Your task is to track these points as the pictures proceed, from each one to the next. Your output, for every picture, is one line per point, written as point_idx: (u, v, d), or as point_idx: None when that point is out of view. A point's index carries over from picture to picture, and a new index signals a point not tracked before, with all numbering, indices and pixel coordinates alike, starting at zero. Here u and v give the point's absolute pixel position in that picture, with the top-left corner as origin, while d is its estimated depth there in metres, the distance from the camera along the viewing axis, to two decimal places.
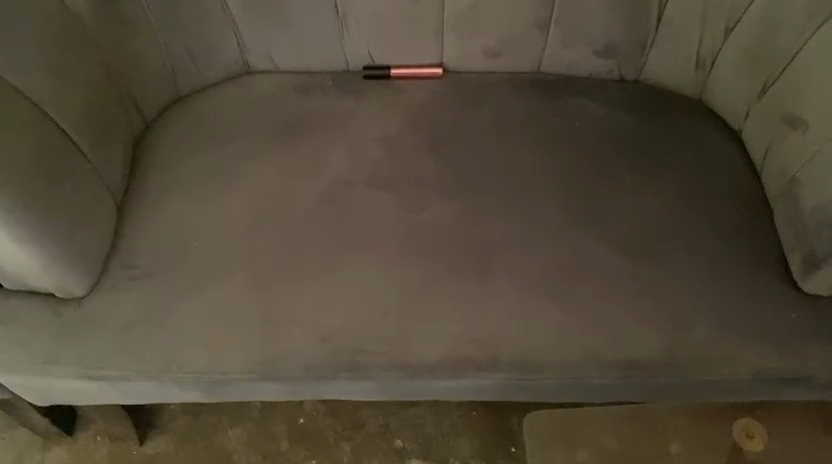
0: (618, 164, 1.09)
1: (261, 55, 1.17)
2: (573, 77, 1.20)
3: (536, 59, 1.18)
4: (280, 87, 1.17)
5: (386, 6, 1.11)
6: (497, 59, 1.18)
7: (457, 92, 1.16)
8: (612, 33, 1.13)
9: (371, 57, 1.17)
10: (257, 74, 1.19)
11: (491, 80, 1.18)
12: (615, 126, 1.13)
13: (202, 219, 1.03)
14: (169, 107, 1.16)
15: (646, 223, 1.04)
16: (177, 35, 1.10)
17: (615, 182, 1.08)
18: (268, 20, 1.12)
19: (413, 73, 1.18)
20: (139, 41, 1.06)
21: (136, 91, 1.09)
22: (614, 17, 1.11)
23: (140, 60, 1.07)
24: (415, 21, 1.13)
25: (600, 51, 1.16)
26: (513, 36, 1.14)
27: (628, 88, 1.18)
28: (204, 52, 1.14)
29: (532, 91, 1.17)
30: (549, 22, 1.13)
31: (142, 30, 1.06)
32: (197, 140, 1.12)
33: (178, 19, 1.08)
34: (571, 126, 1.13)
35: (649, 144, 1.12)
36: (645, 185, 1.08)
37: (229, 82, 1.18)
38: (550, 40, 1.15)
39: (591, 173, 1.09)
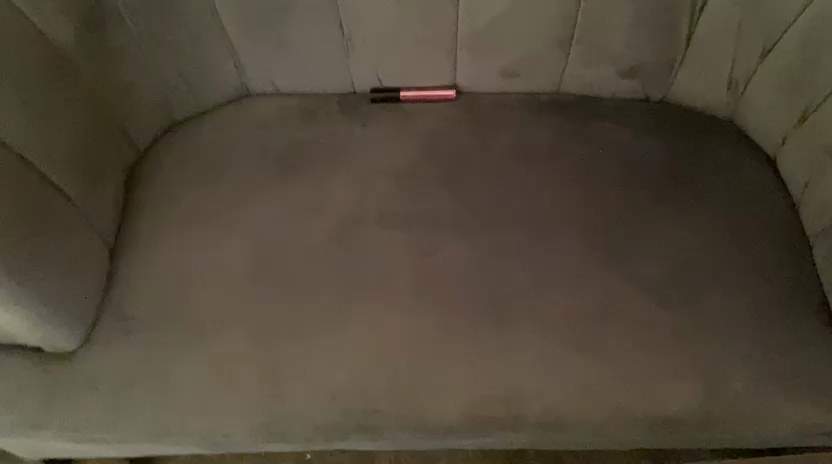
0: (645, 196, 1.01)
1: (261, 78, 1.09)
2: (594, 97, 1.12)
3: (556, 79, 1.10)
4: (282, 113, 1.09)
5: (395, 26, 1.03)
6: (514, 80, 1.10)
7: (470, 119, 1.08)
8: (638, 52, 1.05)
9: (379, 79, 1.10)
10: (256, 99, 1.11)
11: (507, 103, 1.10)
12: (640, 153, 1.05)
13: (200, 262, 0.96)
14: (163, 135, 1.08)
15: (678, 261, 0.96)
16: (170, 61, 1.01)
17: (642, 213, 1.00)
18: (267, 42, 1.04)
19: (424, 96, 1.10)
20: (128, 71, 0.98)
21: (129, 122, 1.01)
22: (641, 36, 1.03)
23: (130, 91, 0.99)
24: (426, 42, 1.05)
25: (625, 72, 1.08)
26: (531, 56, 1.06)
27: (653, 109, 1.10)
28: (199, 77, 1.05)
29: (551, 115, 1.09)
30: (570, 41, 1.05)
31: (132, 58, 0.98)
32: (189, 175, 1.03)
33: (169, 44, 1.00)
34: (594, 152, 1.05)
35: (678, 172, 1.04)
36: (674, 217, 1.00)
37: (226, 107, 1.10)
38: (571, 60, 1.07)
39: (618, 204, 1.01)
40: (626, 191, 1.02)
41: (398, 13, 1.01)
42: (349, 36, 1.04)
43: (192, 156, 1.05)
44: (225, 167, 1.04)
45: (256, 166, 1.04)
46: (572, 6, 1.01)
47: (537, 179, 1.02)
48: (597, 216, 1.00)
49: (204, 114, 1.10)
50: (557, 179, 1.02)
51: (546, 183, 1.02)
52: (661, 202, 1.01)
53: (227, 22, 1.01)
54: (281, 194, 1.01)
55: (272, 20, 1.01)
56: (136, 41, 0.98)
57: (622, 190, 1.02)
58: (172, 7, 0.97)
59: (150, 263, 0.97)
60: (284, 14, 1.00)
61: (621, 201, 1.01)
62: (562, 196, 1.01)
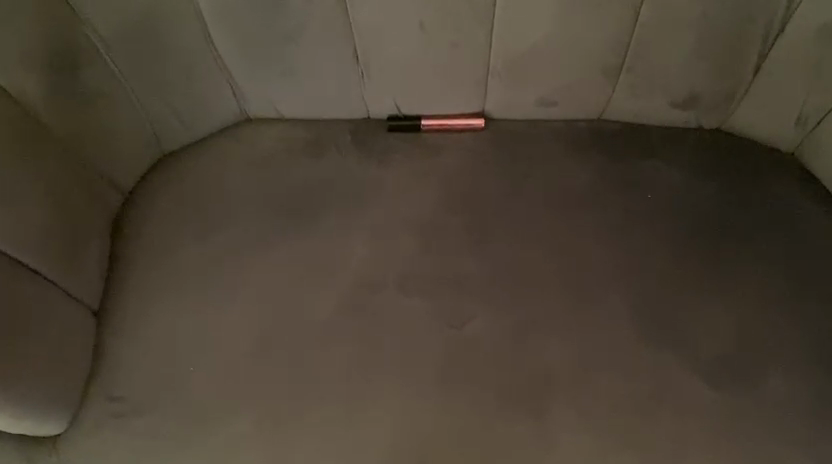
0: (696, 254, 0.90)
1: (261, 105, 0.95)
2: (640, 127, 0.98)
3: (599, 108, 0.96)
4: (286, 146, 0.96)
5: (418, 52, 0.88)
6: (551, 110, 0.96)
7: (500, 157, 0.95)
8: (695, 83, 0.91)
9: (396, 107, 0.96)
10: (258, 124, 0.98)
11: (542, 135, 0.97)
12: (691, 201, 0.93)
13: (199, 334, 0.87)
14: (147, 174, 0.95)
15: (735, 335, 0.85)
16: (155, 95, 0.88)
17: (693, 275, 0.89)
18: (269, 69, 0.90)
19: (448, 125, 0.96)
20: (112, 113, 0.86)
21: (111, 171, 0.88)
22: (701, 66, 0.89)
23: (114, 135, 0.87)
24: (453, 69, 0.90)
25: (680, 102, 0.93)
26: (571, 86, 0.92)
27: (706, 143, 0.97)
28: (191, 109, 0.92)
29: (592, 152, 0.96)
30: (619, 69, 0.91)
31: (112, 100, 0.85)
32: (185, 226, 0.92)
33: (152, 78, 0.86)
34: (640, 200, 0.93)
35: (733, 224, 0.92)
36: (728, 281, 0.89)
37: (224, 137, 0.97)
38: (618, 89, 0.93)
39: (666, 268, 0.89)
40: (674, 247, 0.90)
41: (421, 39, 0.87)
42: (365, 65, 0.90)
43: (185, 200, 0.93)
44: (225, 217, 0.92)
45: (259, 213, 0.92)
46: (623, 34, 0.87)
47: (574, 234, 0.91)
48: (644, 279, 0.89)
49: (195, 146, 0.96)
50: (597, 234, 0.91)
51: (584, 237, 0.91)
52: (715, 262, 0.89)
53: (220, 43, 0.87)
54: (286, 249, 0.91)
55: (276, 45, 0.87)
56: (116, 78, 0.84)
57: (670, 246, 0.90)
58: (157, 36, 0.83)
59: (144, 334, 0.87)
60: (292, 40, 0.87)
61: (669, 261, 0.89)
62: (605, 255, 0.90)
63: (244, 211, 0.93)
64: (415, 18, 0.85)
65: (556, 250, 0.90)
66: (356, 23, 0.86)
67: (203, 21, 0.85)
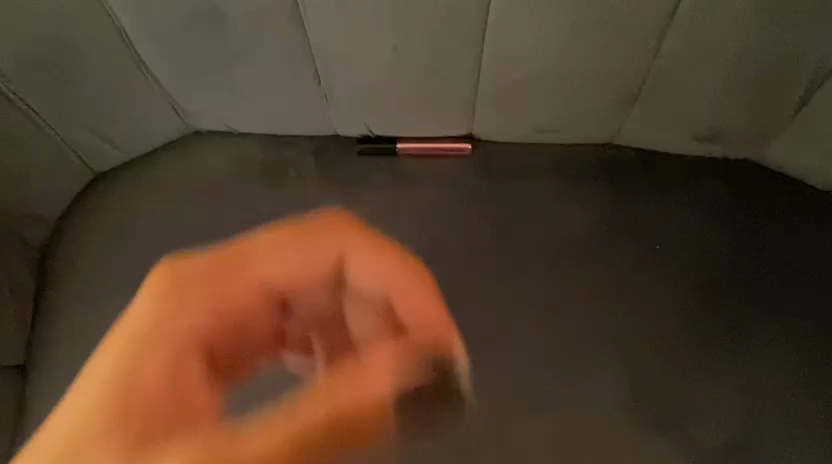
0: (705, 322, 0.77)
1: (209, 118, 0.81)
2: (653, 155, 0.83)
3: (607, 134, 0.81)
4: (239, 168, 0.83)
5: (391, 78, 0.74)
6: (550, 136, 0.81)
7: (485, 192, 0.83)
8: (723, 117, 0.76)
9: (368, 129, 0.82)
10: (208, 140, 0.85)
11: (536, 166, 0.84)
12: (702, 254, 0.80)
13: None
14: (81, 198, 0.84)
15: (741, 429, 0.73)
16: (67, 109, 0.75)
17: (701, 349, 0.76)
18: (212, 85, 0.75)
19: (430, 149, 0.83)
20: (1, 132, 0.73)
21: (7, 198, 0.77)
22: (731, 103, 0.73)
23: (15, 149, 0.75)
24: (434, 94, 0.76)
25: (701, 137, 0.79)
26: (574, 114, 0.77)
27: (732, 178, 0.82)
28: (120, 122, 0.78)
29: (595, 188, 0.83)
30: (632, 98, 0.76)
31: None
32: (114, 267, 0.80)
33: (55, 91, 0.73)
34: (646, 250, 0.80)
35: (752, 286, 0.78)
36: (745, 359, 0.75)
37: (166, 156, 0.84)
38: (630, 117, 0.78)
39: (671, 341, 0.76)
40: (682, 311, 0.78)
41: (394, 64, 0.72)
42: (328, 86, 0.76)
43: (123, 232, 0.82)
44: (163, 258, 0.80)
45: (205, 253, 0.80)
46: (640, 62, 0.71)
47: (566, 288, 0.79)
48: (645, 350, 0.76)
49: (135, 164, 0.84)
50: (593, 289, 0.79)
51: (578, 293, 0.79)
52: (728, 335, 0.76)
53: (149, 61, 0.73)
54: None
55: (219, 65, 0.73)
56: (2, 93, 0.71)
57: (678, 309, 0.78)
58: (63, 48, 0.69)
59: (58, 401, 0.75)
60: (238, 60, 0.72)
61: (674, 329, 0.77)
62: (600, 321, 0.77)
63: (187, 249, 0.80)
64: (385, 41, 0.69)
65: (545, 311, 0.78)
66: (315, 43, 0.71)
67: (126, 37, 0.70)
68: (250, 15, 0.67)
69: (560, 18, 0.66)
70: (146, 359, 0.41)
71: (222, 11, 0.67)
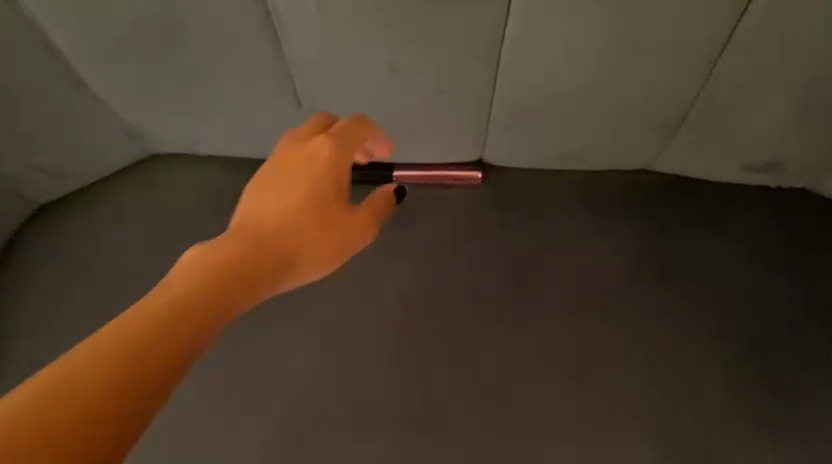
0: (761, 388, 0.64)
1: (171, 142, 0.69)
2: (694, 183, 0.71)
3: (642, 163, 0.69)
4: (211, 200, 0.72)
5: (386, 97, 0.61)
6: (574, 164, 0.69)
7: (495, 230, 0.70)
8: (783, 149, 0.64)
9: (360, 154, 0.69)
10: (176, 166, 0.74)
11: (558, 195, 0.71)
12: (754, 302, 0.67)
13: None
14: (28, 229, 0.73)
15: None
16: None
17: (757, 421, 0.63)
18: (173, 105, 0.63)
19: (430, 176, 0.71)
20: None
21: None
22: (797, 132, 0.61)
23: None
24: (438, 117, 0.63)
25: (754, 168, 0.67)
26: (605, 140, 0.65)
27: (784, 212, 0.70)
28: (64, 147, 0.66)
29: (626, 222, 0.71)
30: (677, 125, 0.63)
31: None
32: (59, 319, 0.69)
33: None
34: (690, 299, 0.67)
35: (812, 343, 0.66)
36: (809, 437, 0.63)
37: (127, 183, 0.74)
38: (672, 146, 0.66)
39: (720, 412, 0.63)
40: (732, 375, 0.65)
41: (388, 81, 0.59)
42: (309, 107, 0.63)
43: (75, 272, 0.70)
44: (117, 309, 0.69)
45: None
46: (690, 85, 0.59)
47: (596, 346, 0.66)
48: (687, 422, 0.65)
49: (92, 193, 0.73)
50: (627, 347, 0.66)
51: (610, 352, 0.66)
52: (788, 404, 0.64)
53: (93, 80, 0.61)
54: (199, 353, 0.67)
55: (176, 84, 0.60)
56: None
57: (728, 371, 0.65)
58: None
59: None
60: (199, 79, 0.60)
61: (724, 396, 0.64)
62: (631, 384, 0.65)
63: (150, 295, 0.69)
64: (378, 56, 0.57)
65: (572, 375, 0.65)
66: (292, 57, 0.58)
67: (58, 48, 0.57)
68: (209, 28, 0.55)
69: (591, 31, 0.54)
70: (206, 260, 0.39)
71: (174, 24, 0.54)
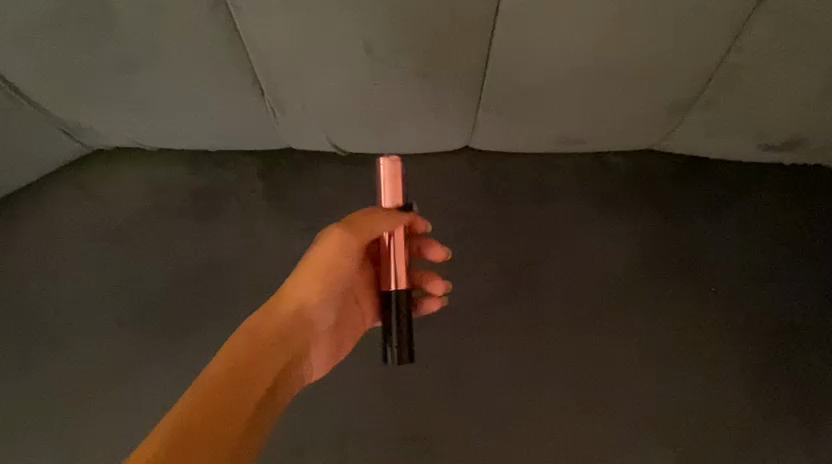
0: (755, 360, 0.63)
1: (115, 136, 0.60)
2: (693, 165, 0.66)
3: (647, 144, 0.62)
4: (167, 197, 0.64)
5: (362, 84, 0.53)
6: (572, 148, 0.62)
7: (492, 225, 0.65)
8: (804, 128, 0.57)
9: (332, 144, 0.61)
10: (125, 160, 0.65)
11: (551, 186, 0.66)
12: (757, 295, 0.64)
13: None
14: None
15: None
16: None
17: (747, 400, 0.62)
18: (113, 99, 0.55)
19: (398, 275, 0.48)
20: None
21: None
22: (823, 108, 0.55)
23: None
24: (423, 103, 0.56)
25: (771, 147, 0.61)
26: (608, 123, 0.58)
27: (785, 190, 0.66)
28: None
29: (630, 214, 0.66)
30: (689, 106, 0.57)
31: None
32: (9, 346, 0.63)
33: None
34: (694, 296, 0.64)
35: (813, 327, 0.63)
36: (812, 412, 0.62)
37: (68, 188, 0.65)
38: (682, 126, 0.59)
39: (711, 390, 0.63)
40: (725, 348, 0.63)
41: (363, 66, 0.52)
42: (274, 97, 0.55)
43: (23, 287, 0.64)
44: (73, 334, 0.63)
45: (131, 314, 0.63)
46: (709, 62, 0.52)
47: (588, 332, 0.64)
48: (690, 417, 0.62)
49: (32, 192, 0.65)
50: (619, 329, 0.64)
51: (603, 337, 0.64)
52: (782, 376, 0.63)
53: (17, 78, 0.52)
54: (167, 368, 0.62)
55: (118, 78, 0.52)
56: None
57: (727, 348, 0.63)
58: None
59: None
60: (144, 72, 0.52)
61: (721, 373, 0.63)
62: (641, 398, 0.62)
63: (111, 307, 0.63)
64: (353, 37, 0.49)
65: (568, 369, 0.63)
66: (249, 44, 0.50)
67: None
68: (147, 16, 0.46)
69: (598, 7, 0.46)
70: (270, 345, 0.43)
71: (106, 21, 0.46)
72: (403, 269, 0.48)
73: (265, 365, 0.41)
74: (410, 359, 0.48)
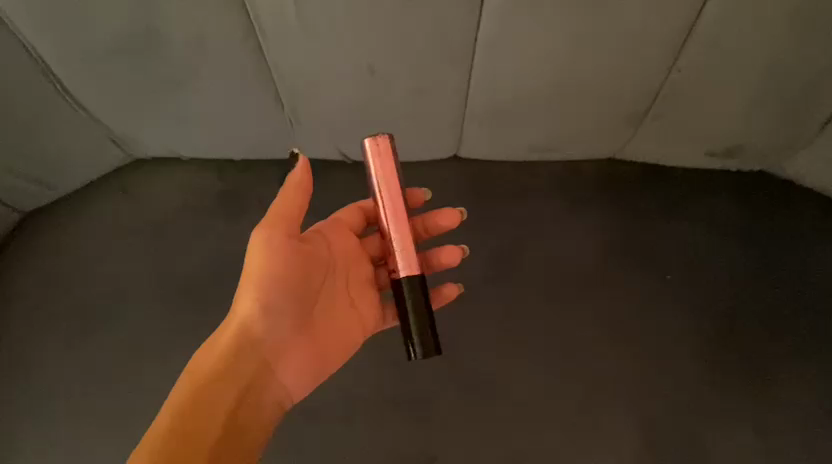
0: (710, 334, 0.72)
1: (155, 146, 0.71)
2: (652, 171, 0.77)
3: (611, 151, 0.73)
4: (197, 199, 0.74)
5: (367, 99, 0.64)
6: (545, 155, 0.73)
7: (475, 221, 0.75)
8: (741, 135, 0.68)
9: (340, 152, 0.72)
10: (162, 167, 0.76)
11: (529, 189, 0.76)
12: (710, 280, 0.74)
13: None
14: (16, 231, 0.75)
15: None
16: None
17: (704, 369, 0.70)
18: (156, 112, 0.65)
19: (406, 254, 0.57)
20: None
21: None
22: (753, 118, 0.65)
23: None
24: (416, 116, 0.66)
25: (715, 153, 0.71)
26: (575, 132, 0.69)
27: (732, 191, 0.76)
28: (50, 156, 0.67)
29: (598, 213, 0.76)
30: (642, 117, 0.67)
31: None
32: (49, 328, 0.71)
33: None
34: (655, 282, 0.73)
35: (759, 308, 0.72)
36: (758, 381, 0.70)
37: (110, 192, 0.75)
38: (638, 135, 0.70)
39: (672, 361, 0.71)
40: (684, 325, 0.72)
41: (368, 84, 0.62)
42: (292, 109, 0.66)
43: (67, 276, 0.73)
44: (107, 316, 0.71)
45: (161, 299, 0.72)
46: (655, 78, 0.62)
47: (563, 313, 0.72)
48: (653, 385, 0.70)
49: (81, 193, 0.75)
50: (590, 311, 0.72)
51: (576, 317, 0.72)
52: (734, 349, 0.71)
53: (77, 91, 0.62)
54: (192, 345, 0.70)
55: (161, 92, 0.62)
56: None
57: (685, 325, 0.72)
58: None
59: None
60: (185, 88, 0.62)
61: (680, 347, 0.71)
62: (607, 369, 0.70)
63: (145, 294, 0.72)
64: (360, 60, 0.59)
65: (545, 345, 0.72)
66: (274, 64, 0.61)
67: (43, 63, 0.59)
68: (193, 36, 0.57)
69: (560, 29, 0.57)
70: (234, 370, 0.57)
71: (159, 44, 0.57)
72: (410, 256, 0.57)
73: (218, 401, 0.55)
74: (437, 349, 0.57)
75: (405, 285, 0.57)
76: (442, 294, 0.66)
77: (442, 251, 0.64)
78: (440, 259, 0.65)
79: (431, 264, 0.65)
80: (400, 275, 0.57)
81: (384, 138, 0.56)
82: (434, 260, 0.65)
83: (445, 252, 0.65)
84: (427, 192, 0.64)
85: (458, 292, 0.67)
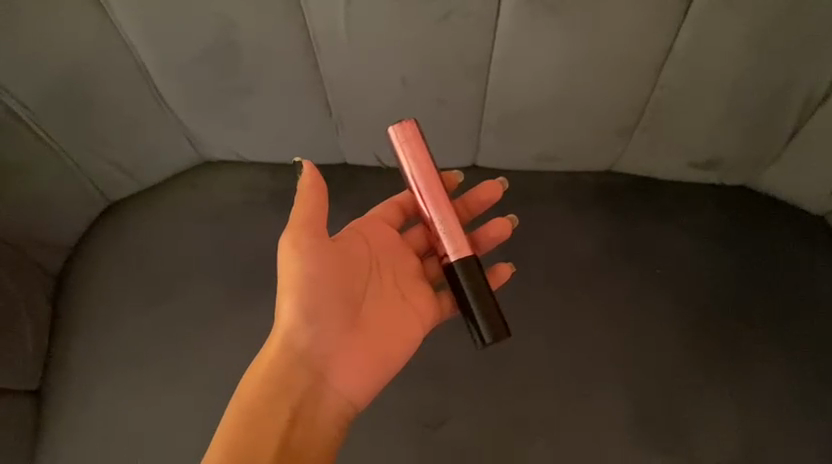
0: (695, 318, 0.82)
1: (222, 146, 0.85)
2: (646, 182, 0.88)
3: (609, 160, 0.85)
4: (254, 193, 0.88)
5: (400, 108, 0.77)
6: (551, 163, 0.85)
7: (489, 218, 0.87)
8: (717, 147, 0.80)
9: (377, 156, 0.85)
10: (226, 168, 0.90)
11: (538, 194, 0.88)
12: (696, 272, 0.84)
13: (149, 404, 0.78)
14: (103, 216, 0.89)
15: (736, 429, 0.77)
16: (89, 134, 0.78)
17: (688, 346, 0.80)
18: (227, 116, 0.79)
19: (454, 238, 0.68)
20: (32, 154, 0.77)
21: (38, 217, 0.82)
22: (727, 131, 0.77)
23: (42, 174, 0.79)
24: (441, 122, 0.80)
25: (698, 164, 0.83)
26: (576, 141, 0.81)
27: (718, 200, 0.87)
28: (136, 148, 0.82)
29: (598, 214, 0.87)
30: (632, 129, 0.79)
31: (30, 141, 0.76)
32: (129, 295, 0.84)
33: (81, 118, 0.76)
34: (647, 274, 0.84)
35: (739, 298, 0.82)
36: (735, 354, 0.80)
37: (181, 186, 0.89)
38: (630, 146, 0.82)
39: (660, 339, 0.81)
40: (671, 308, 0.82)
41: (401, 94, 0.76)
42: (338, 116, 0.80)
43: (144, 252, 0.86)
44: (175, 285, 0.84)
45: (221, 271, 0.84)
46: (641, 94, 0.75)
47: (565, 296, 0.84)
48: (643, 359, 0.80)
49: (158, 187, 0.89)
50: (588, 295, 0.83)
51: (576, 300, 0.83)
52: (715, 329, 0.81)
53: (166, 94, 0.77)
54: (246, 309, 0.82)
55: (233, 99, 0.77)
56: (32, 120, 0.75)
57: (672, 308, 0.82)
58: (90, 76, 0.73)
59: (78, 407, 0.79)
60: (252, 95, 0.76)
61: (668, 327, 0.81)
62: (600, 344, 0.81)
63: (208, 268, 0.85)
64: (396, 72, 0.73)
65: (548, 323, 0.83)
66: (326, 75, 0.75)
67: (142, 68, 0.74)
68: (262, 49, 0.71)
69: (558, 49, 0.70)
70: (294, 378, 0.68)
71: (236, 56, 0.71)
72: (462, 240, 0.68)
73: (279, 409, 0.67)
74: (507, 330, 0.66)
75: (459, 270, 0.67)
76: (496, 276, 0.76)
77: (491, 227, 0.77)
78: (493, 233, 0.77)
79: (481, 242, 0.77)
80: (453, 261, 0.67)
81: (411, 124, 0.67)
82: (486, 235, 0.77)
83: (494, 227, 0.77)
84: (458, 175, 0.76)
85: (510, 272, 0.76)
